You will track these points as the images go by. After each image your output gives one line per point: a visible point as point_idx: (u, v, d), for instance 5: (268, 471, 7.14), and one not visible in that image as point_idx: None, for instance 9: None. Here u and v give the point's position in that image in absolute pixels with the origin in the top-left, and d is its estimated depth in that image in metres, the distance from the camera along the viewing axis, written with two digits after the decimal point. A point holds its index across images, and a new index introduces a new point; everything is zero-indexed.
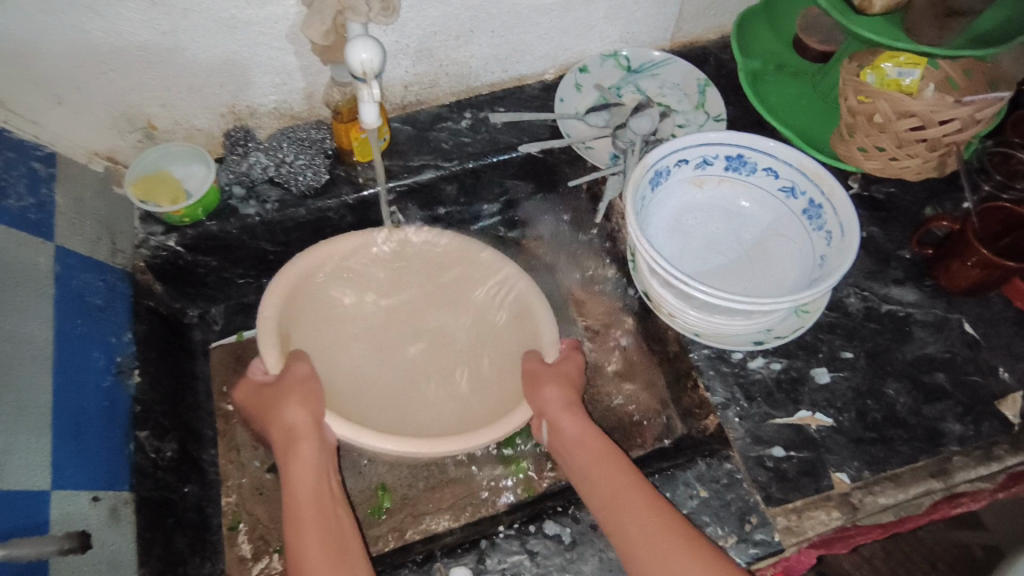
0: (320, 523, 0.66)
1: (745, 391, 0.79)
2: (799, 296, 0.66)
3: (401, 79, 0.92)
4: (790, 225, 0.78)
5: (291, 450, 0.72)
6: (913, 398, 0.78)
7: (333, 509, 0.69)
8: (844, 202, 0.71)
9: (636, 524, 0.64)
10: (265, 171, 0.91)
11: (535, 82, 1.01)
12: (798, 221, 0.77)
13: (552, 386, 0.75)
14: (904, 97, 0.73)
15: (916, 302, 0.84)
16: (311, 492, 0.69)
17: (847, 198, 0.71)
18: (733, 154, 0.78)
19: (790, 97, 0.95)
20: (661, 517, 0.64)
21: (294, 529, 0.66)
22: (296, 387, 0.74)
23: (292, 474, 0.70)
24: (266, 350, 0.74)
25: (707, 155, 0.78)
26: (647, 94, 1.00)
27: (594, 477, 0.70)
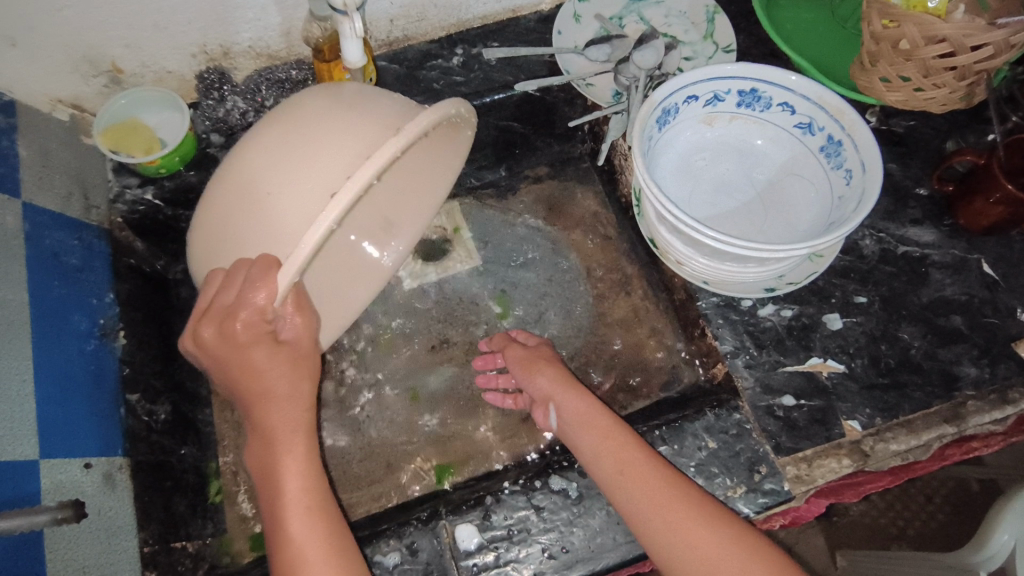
0: (317, 520, 0.58)
1: (755, 339, 0.76)
2: (817, 243, 0.61)
3: (386, 13, 0.86)
4: (806, 164, 0.73)
5: (278, 436, 0.58)
6: (928, 342, 0.76)
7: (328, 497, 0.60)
8: (865, 139, 0.66)
9: (657, 500, 0.62)
10: (244, 116, 0.87)
11: (531, 13, 0.96)
12: (815, 160, 0.72)
13: (529, 362, 0.79)
14: (933, 20, 0.68)
15: (934, 243, 0.80)
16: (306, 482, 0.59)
17: (869, 135, 0.66)
18: (746, 88, 0.72)
19: (805, 24, 0.88)
20: (682, 493, 0.62)
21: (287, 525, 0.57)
22: (291, 349, 0.58)
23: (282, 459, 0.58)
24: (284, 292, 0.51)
25: (719, 90, 0.72)
26: (650, 24, 0.93)
27: (603, 454, 0.66)
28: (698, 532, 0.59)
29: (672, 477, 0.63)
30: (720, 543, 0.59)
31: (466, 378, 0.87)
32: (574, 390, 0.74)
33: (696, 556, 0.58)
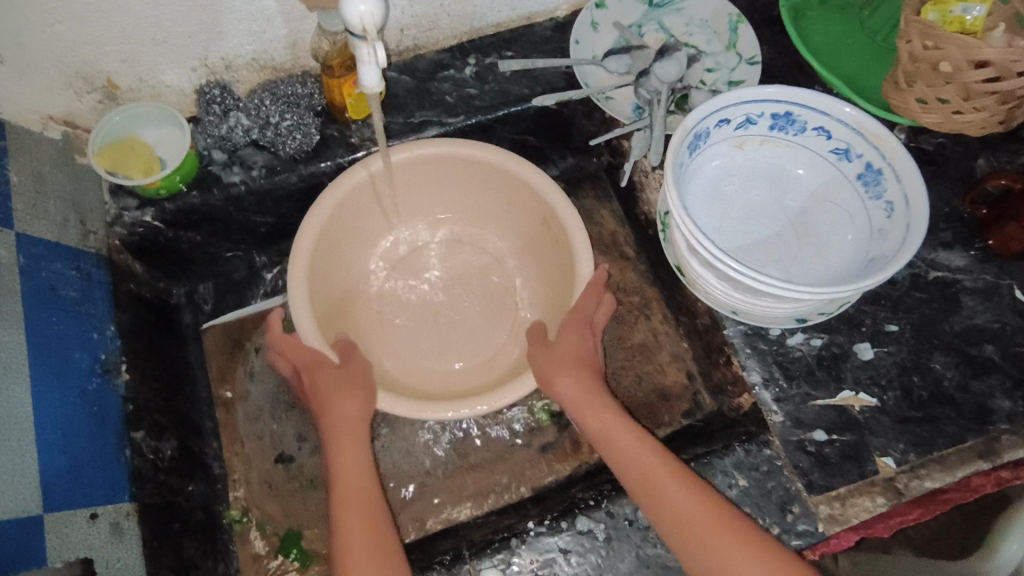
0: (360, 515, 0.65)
1: (784, 370, 0.74)
2: (862, 285, 0.58)
3: (397, 22, 0.83)
4: (842, 191, 0.70)
5: (335, 438, 0.71)
6: (961, 373, 0.74)
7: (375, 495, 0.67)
8: (908, 168, 0.64)
9: (695, 521, 0.60)
10: (247, 133, 0.82)
11: (546, 21, 0.92)
12: (851, 187, 0.69)
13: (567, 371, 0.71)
14: (978, 43, 0.65)
15: (965, 268, 0.78)
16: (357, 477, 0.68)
17: (911, 163, 0.64)
18: (781, 111, 0.69)
19: (834, 36, 0.85)
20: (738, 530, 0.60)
21: (341, 520, 0.65)
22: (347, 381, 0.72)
23: (339, 455, 0.70)
24: (304, 330, 0.70)
25: (752, 114, 0.69)
26: (671, 33, 0.91)
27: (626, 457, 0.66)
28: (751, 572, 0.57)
29: (728, 518, 0.60)
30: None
31: None
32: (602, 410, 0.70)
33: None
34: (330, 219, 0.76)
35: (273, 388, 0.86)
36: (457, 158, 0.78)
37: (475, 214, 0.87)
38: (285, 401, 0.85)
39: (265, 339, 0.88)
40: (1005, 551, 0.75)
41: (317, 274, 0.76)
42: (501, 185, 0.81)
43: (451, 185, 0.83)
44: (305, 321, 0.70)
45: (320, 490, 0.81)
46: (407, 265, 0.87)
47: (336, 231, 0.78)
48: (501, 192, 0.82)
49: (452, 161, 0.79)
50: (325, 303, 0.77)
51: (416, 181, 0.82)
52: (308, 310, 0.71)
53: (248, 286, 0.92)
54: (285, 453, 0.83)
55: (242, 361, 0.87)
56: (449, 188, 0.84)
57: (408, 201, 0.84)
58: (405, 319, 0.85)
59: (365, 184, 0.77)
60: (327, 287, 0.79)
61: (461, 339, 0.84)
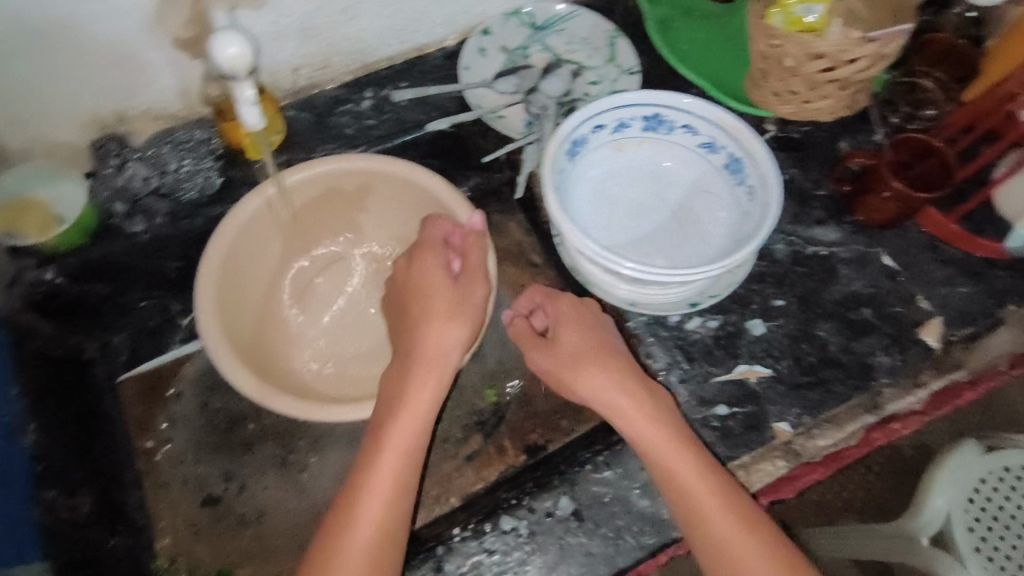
0: (387, 492, 0.66)
1: (686, 353, 0.79)
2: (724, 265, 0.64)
3: (288, 63, 0.86)
4: (714, 181, 0.76)
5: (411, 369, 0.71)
6: (843, 337, 0.79)
7: (407, 476, 0.67)
8: (762, 156, 0.70)
9: (698, 484, 0.65)
10: (147, 183, 0.84)
11: (437, 50, 0.97)
12: (720, 177, 0.75)
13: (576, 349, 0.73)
14: (810, 39, 0.72)
15: (839, 241, 0.85)
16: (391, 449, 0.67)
17: (765, 151, 0.70)
18: (650, 113, 0.75)
19: (701, 42, 0.92)
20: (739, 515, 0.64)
21: (356, 496, 0.65)
22: (463, 309, 0.73)
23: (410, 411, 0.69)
24: (212, 345, 0.73)
25: (626, 119, 0.75)
26: (555, 52, 0.97)
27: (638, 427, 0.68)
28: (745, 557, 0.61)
29: (733, 506, 0.64)
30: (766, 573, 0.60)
31: None
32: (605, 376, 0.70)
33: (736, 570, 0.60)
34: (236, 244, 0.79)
35: (195, 429, 0.84)
36: (353, 173, 0.84)
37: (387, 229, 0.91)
38: (208, 442, 0.84)
39: (185, 384, 0.87)
40: (932, 506, 0.85)
41: (229, 300, 0.79)
42: (399, 194, 0.86)
43: (356, 201, 0.88)
44: (211, 332, 0.73)
45: (250, 527, 0.80)
46: (318, 288, 0.89)
47: (242, 256, 0.81)
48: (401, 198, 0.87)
49: (349, 176, 0.84)
50: (239, 323, 0.79)
51: (315, 199, 0.86)
52: (217, 324, 0.74)
53: (165, 332, 0.89)
54: (212, 494, 0.81)
55: (161, 409, 0.85)
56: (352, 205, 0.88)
57: (316, 221, 0.88)
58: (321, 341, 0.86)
59: (270, 206, 0.82)
60: (241, 311, 0.81)
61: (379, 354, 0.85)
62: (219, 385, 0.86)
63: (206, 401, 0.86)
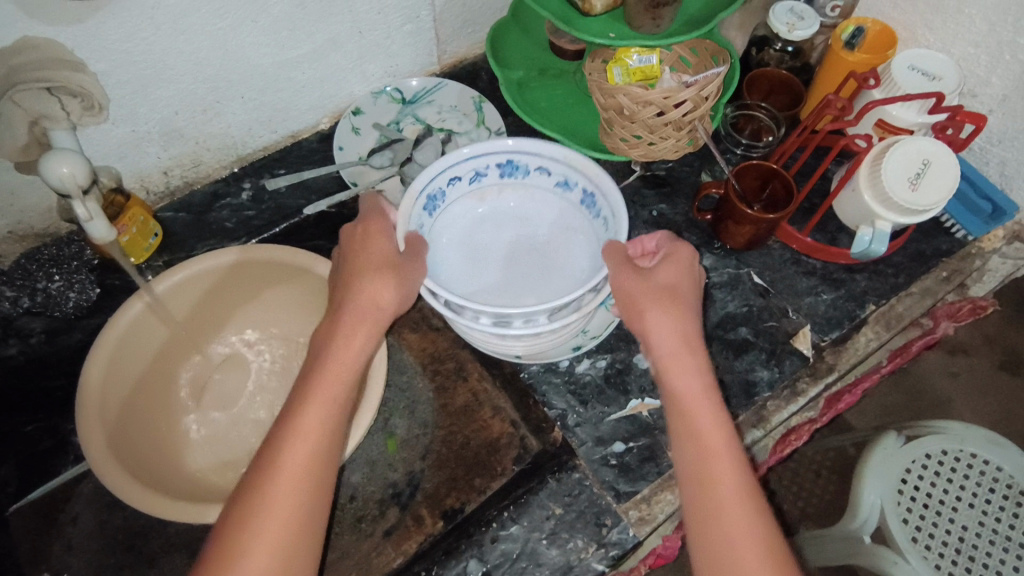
0: (281, 529, 0.56)
1: (578, 397, 0.82)
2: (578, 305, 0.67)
3: (157, 167, 0.87)
4: (574, 217, 0.80)
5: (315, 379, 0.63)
6: (724, 357, 0.83)
7: (309, 510, 0.58)
8: (609, 188, 0.73)
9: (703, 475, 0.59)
10: (18, 304, 0.83)
11: (311, 135, 1.00)
12: (579, 211, 0.79)
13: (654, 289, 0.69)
14: (638, 90, 0.79)
15: (711, 266, 0.90)
16: (304, 446, 0.59)
17: (611, 183, 0.74)
18: (503, 160, 0.78)
19: (557, 99, 0.99)
20: (732, 454, 0.59)
21: (243, 536, 0.56)
22: (363, 311, 0.66)
23: (309, 426, 0.61)
24: (92, 451, 0.71)
25: (481, 168, 0.78)
26: (427, 122, 1.01)
27: (689, 405, 0.62)
28: (735, 502, 0.57)
29: (746, 492, 0.58)
30: (755, 558, 0.54)
31: None
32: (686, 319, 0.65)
33: (717, 529, 0.56)
34: (118, 347, 0.78)
35: (93, 552, 0.80)
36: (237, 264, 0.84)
37: (286, 312, 0.91)
38: (110, 563, 0.80)
39: (80, 505, 0.83)
40: (866, 500, 0.89)
41: (116, 408, 0.77)
42: (288, 277, 0.87)
43: (245, 289, 0.88)
44: (93, 434, 0.72)
45: None
46: (217, 383, 0.88)
47: (129, 359, 0.80)
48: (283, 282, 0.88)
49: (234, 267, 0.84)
50: (126, 434, 0.77)
51: (197, 293, 0.85)
52: (98, 428, 0.72)
53: (57, 454, 0.85)
54: None
55: (56, 536, 0.81)
56: (243, 292, 0.88)
57: (206, 315, 0.88)
58: (216, 431, 0.85)
59: (152, 307, 0.81)
60: (129, 416, 0.79)
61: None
62: (115, 500, 0.83)
63: (104, 519, 0.82)
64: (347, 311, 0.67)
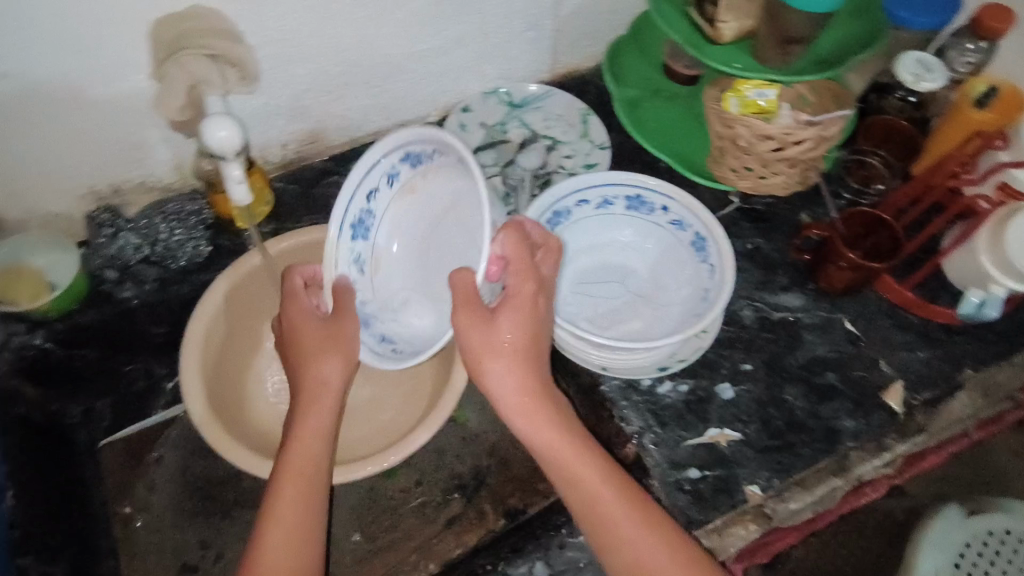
0: (294, 536, 0.62)
1: (657, 417, 0.81)
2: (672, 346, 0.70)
3: (278, 139, 0.91)
4: (685, 257, 0.80)
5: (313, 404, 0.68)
6: (810, 401, 0.82)
7: (314, 515, 0.64)
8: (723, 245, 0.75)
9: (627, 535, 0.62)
10: (139, 251, 0.87)
11: (420, 126, 1.02)
12: (688, 253, 0.79)
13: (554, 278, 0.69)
14: (760, 123, 0.78)
15: (803, 307, 0.89)
16: (301, 466, 0.65)
17: (726, 240, 0.75)
18: (632, 194, 0.80)
19: (667, 122, 1.00)
20: (616, 480, 0.65)
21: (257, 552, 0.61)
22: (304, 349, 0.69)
23: (306, 442, 0.67)
24: (189, 398, 0.75)
25: (606, 196, 0.81)
26: (532, 128, 1.03)
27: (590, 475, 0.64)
28: (617, 511, 0.63)
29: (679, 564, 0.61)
30: None
31: (391, 487, 0.87)
32: (527, 338, 0.64)
33: None
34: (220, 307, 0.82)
35: (174, 493, 0.85)
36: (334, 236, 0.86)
37: None
38: (188, 508, 0.84)
39: (167, 448, 0.88)
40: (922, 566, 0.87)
41: (216, 363, 0.82)
42: None
43: None
44: (191, 383, 0.76)
45: None
46: None
47: (230, 319, 0.84)
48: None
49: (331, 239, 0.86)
50: (221, 389, 0.81)
51: None
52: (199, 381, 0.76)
53: (147, 398, 0.91)
54: (189, 563, 0.82)
55: (142, 474, 0.87)
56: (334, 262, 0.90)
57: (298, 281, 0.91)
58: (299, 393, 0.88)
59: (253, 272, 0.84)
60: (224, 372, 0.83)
61: (364, 416, 0.86)
62: (198, 448, 0.88)
63: (187, 466, 0.87)
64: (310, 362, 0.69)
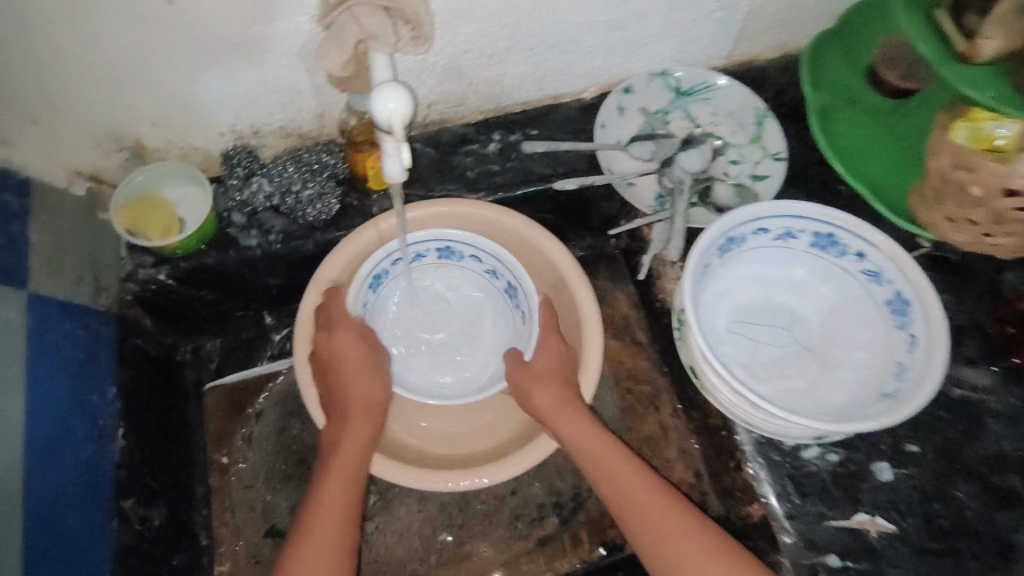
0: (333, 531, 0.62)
1: (798, 486, 0.72)
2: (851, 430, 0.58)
3: (425, 98, 0.83)
4: (874, 318, 0.67)
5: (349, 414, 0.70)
6: (984, 505, 0.70)
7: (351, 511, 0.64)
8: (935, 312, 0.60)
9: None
10: (269, 199, 0.82)
11: (572, 101, 0.90)
12: (880, 313, 0.66)
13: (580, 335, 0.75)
14: (1010, 171, 0.63)
15: (990, 388, 0.75)
16: (343, 467, 0.66)
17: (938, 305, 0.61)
18: (823, 230, 0.67)
19: (862, 140, 0.83)
20: (669, 525, 0.62)
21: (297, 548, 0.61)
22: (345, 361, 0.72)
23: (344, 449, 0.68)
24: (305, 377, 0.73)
25: (792, 227, 0.68)
26: (697, 122, 0.89)
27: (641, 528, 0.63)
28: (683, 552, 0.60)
29: None
30: None
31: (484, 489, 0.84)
32: (567, 377, 0.74)
33: None
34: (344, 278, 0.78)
35: (270, 452, 0.85)
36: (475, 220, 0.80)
37: None
38: (281, 470, 0.84)
39: (267, 404, 0.88)
40: None
41: None
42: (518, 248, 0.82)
43: None
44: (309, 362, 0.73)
45: None
46: None
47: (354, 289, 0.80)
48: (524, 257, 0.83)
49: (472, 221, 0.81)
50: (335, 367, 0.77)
51: None
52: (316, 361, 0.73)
53: (255, 345, 0.92)
54: (276, 526, 0.81)
55: (241, 425, 0.87)
56: None
57: None
58: None
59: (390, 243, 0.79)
60: None
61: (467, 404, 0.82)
62: (298, 409, 0.88)
63: (284, 426, 0.87)
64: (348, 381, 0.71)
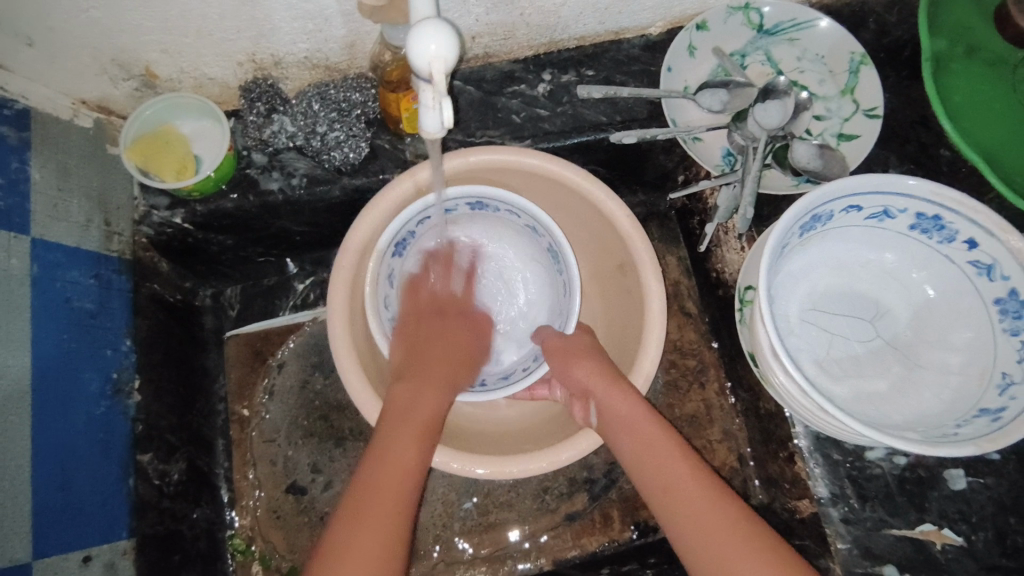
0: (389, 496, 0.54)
1: (858, 488, 0.66)
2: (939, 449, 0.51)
3: (469, 29, 0.73)
4: (976, 316, 0.59)
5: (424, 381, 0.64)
6: None
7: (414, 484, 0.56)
8: None
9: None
10: (292, 139, 0.74)
11: (635, 37, 0.80)
12: (984, 311, 0.58)
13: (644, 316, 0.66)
14: None
15: None
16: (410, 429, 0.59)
17: None
18: (929, 212, 0.58)
19: (980, 99, 0.71)
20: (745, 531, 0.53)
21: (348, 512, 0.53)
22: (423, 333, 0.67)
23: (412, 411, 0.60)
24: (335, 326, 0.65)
25: (890, 206, 0.60)
26: (779, 67, 0.78)
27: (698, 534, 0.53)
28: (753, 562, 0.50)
29: None
30: None
31: None
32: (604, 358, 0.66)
33: None
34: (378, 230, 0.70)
35: (293, 407, 0.82)
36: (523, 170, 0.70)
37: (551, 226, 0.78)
38: (303, 427, 0.81)
39: (289, 355, 0.84)
40: None
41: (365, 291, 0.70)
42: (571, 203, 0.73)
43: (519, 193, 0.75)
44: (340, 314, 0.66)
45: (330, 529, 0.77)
46: None
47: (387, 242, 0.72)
48: (578, 213, 0.74)
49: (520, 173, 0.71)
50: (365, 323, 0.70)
51: None
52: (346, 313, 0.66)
53: (279, 294, 0.87)
54: (297, 484, 0.79)
55: (263, 377, 0.83)
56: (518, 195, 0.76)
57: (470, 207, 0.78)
58: None
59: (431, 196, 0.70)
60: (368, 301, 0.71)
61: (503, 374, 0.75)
62: (321, 363, 0.84)
63: (307, 381, 0.83)
64: (439, 346, 0.67)
